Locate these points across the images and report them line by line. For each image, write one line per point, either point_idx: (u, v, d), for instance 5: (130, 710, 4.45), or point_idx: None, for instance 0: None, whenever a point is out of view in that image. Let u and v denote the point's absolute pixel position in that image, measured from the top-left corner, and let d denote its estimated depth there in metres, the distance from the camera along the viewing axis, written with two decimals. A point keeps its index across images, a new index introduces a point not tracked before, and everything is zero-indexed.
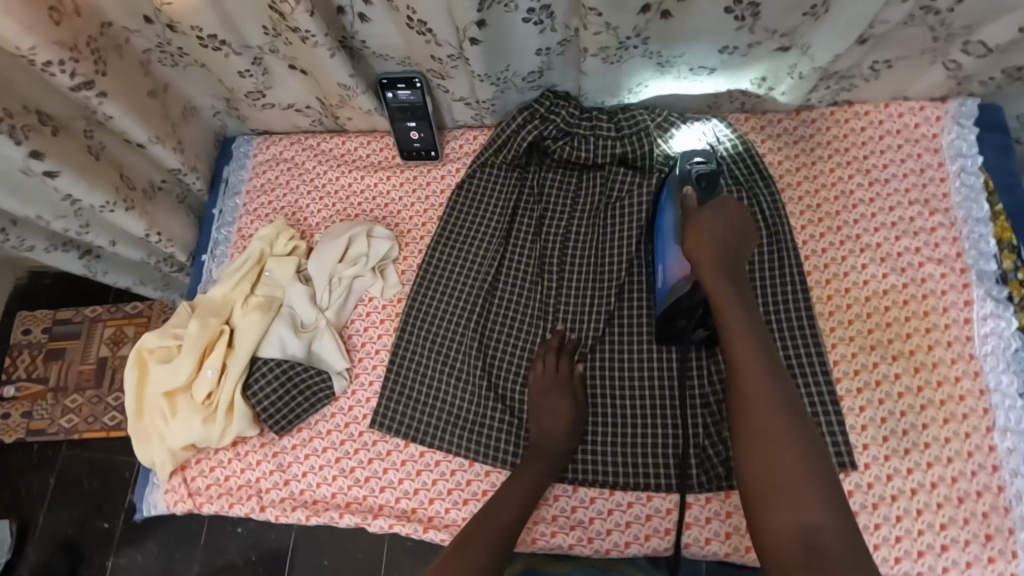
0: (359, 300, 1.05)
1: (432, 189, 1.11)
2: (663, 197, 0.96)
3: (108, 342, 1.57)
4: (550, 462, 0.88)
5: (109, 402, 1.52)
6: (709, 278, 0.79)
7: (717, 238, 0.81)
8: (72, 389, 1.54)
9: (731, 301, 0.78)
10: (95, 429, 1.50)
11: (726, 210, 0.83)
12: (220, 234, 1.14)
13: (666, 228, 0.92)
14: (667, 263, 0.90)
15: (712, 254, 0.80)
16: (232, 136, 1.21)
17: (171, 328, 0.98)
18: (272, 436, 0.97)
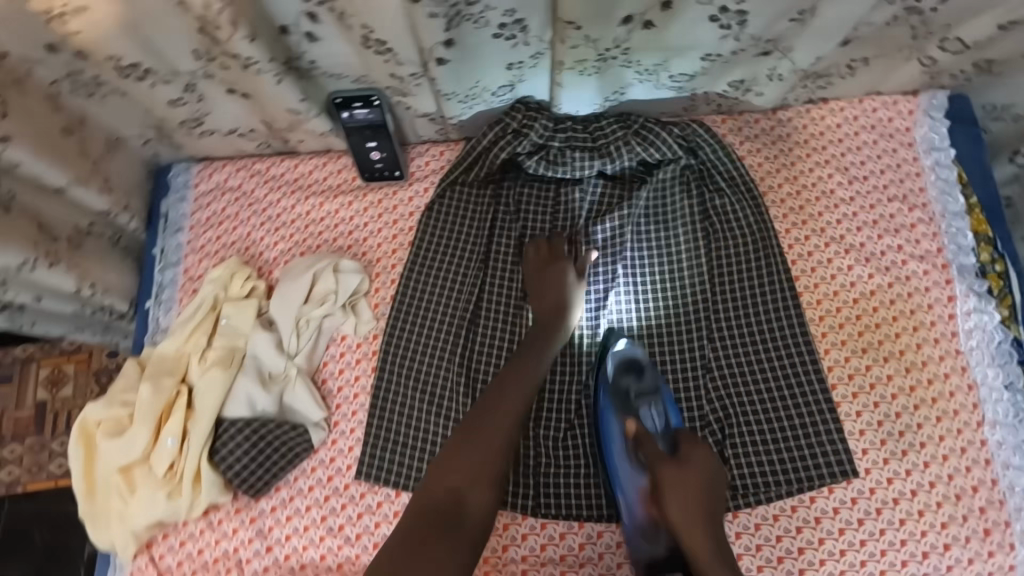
0: (331, 340, 0.96)
1: (398, 211, 1.02)
2: (600, 403, 0.89)
3: (46, 384, 1.48)
4: (551, 338, 0.88)
5: (54, 447, 1.44)
6: (678, 520, 0.76)
7: (699, 493, 0.78)
8: (9, 440, 1.44)
9: (707, 533, 0.76)
10: (41, 479, 1.41)
11: (694, 472, 0.79)
12: (164, 276, 1.03)
13: (615, 456, 0.85)
14: (626, 497, 0.83)
15: (694, 508, 0.77)
16: (166, 164, 1.08)
17: (117, 394, 0.88)
18: (247, 500, 0.89)
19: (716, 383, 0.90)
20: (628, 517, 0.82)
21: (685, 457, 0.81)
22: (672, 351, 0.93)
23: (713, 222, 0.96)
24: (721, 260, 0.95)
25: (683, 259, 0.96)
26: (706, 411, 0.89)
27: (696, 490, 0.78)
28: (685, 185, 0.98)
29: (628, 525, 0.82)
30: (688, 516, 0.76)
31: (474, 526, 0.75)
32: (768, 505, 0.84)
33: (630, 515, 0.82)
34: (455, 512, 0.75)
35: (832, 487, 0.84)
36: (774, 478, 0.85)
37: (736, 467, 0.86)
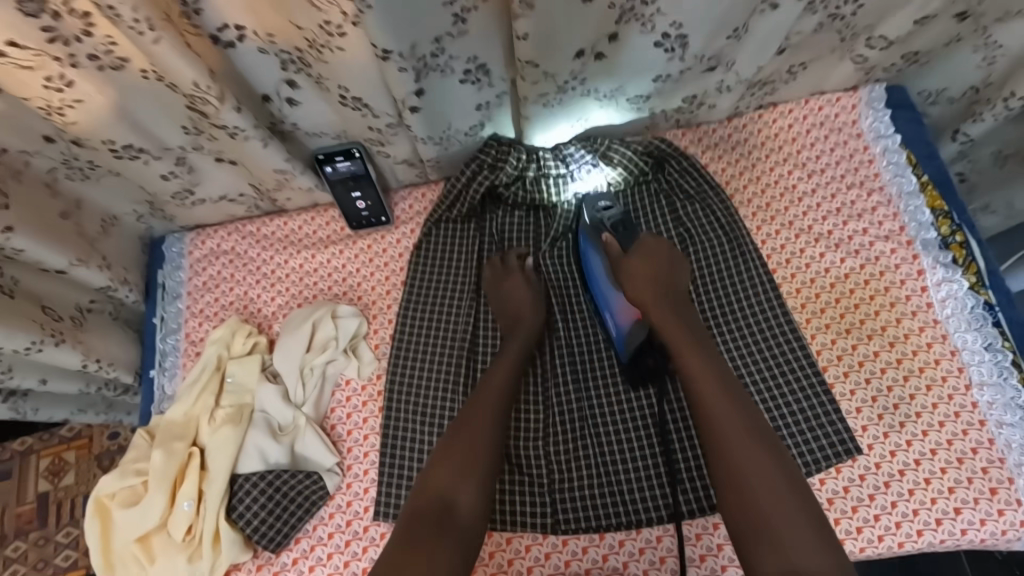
0: (336, 385, 0.98)
1: (388, 253, 1.07)
2: (580, 245, 1.00)
3: (47, 475, 1.47)
4: (523, 337, 0.94)
5: (59, 539, 1.43)
6: (692, 362, 0.83)
7: (660, 289, 0.91)
8: (14, 536, 1.44)
9: (707, 369, 0.82)
10: (48, 574, 1.42)
11: (655, 251, 0.95)
12: (166, 344, 1.05)
13: (597, 275, 0.97)
14: (612, 312, 0.95)
15: (688, 338, 0.85)
16: (160, 237, 1.13)
17: (129, 465, 0.88)
18: (268, 555, 0.89)
19: None
20: (615, 328, 0.94)
21: (640, 254, 0.95)
22: None
23: (687, 228, 1.01)
24: (701, 262, 0.99)
25: None
26: None
27: (660, 287, 0.91)
28: (656, 196, 1.03)
29: (615, 331, 0.94)
30: (644, 282, 0.92)
31: (465, 520, 0.77)
32: None
33: (616, 328, 0.94)
34: (445, 506, 0.78)
35: (839, 467, 0.86)
36: None
37: None
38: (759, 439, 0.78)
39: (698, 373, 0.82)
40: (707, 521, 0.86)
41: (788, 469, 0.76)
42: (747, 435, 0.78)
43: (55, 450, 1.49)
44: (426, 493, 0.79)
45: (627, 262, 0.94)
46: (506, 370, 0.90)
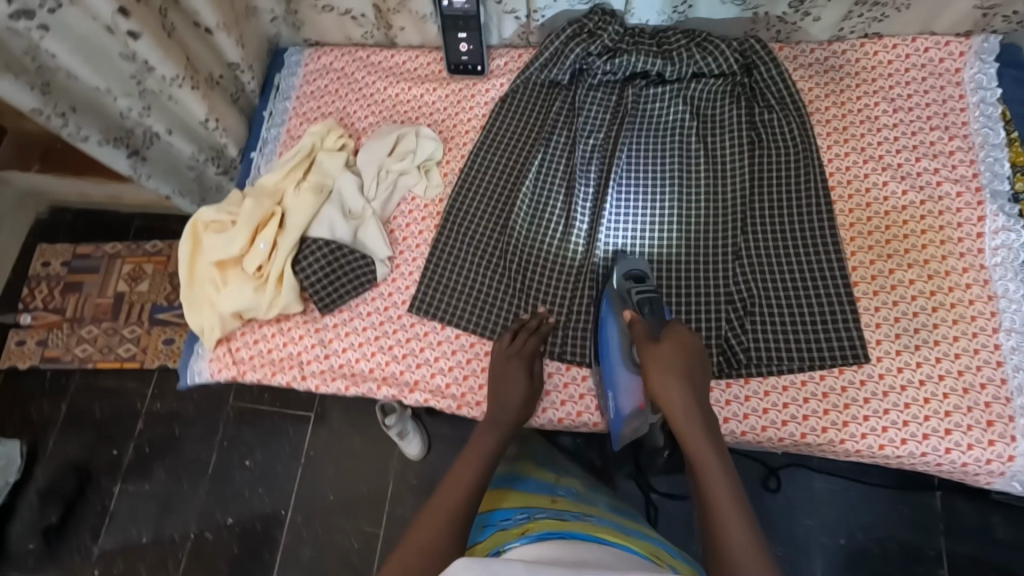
0: (403, 198, 1.10)
1: (475, 99, 1.17)
2: (601, 308, 0.99)
3: (126, 278, 1.73)
4: (498, 428, 0.91)
5: (124, 333, 1.67)
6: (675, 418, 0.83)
7: (674, 358, 0.85)
8: (88, 321, 1.69)
9: (687, 412, 0.82)
10: (109, 359, 1.65)
11: (681, 336, 0.88)
12: (270, 133, 1.20)
13: (612, 351, 0.95)
14: (617, 390, 0.94)
15: (675, 388, 0.84)
16: (284, 46, 1.27)
17: (224, 205, 1.03)
18: (316, 315, 1.03)
19: (745, 268, 0.97)
20: (614, 412, 0.94)
21: (668, 336, 0.88)
22: (706, 236, 1.01)
23: (767, 131, 1.04)
24: (764, 166, 1.03)
25: (726, 161, 1.04)
26: (732, 291, 0.96)
27: (676, 366, 0.84)
28: (738, 97, 1.07)
29: (614, 421, 0.95)
30: (661, 359, 0.86)
31: None
32: (779, 376, 0.91)
33: (616, 409, 0.94)
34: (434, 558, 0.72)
35: (842, 368, 0.90)
36: (787, 353, 0.91)
37: (754, 340, 0.93)
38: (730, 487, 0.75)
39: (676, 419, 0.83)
40: None
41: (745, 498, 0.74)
42: (717, 486, 0.75)
43: (137, 259, 1.75)
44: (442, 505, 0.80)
45: (648, 343, 0.88)
46: (495, 432, 0.91)
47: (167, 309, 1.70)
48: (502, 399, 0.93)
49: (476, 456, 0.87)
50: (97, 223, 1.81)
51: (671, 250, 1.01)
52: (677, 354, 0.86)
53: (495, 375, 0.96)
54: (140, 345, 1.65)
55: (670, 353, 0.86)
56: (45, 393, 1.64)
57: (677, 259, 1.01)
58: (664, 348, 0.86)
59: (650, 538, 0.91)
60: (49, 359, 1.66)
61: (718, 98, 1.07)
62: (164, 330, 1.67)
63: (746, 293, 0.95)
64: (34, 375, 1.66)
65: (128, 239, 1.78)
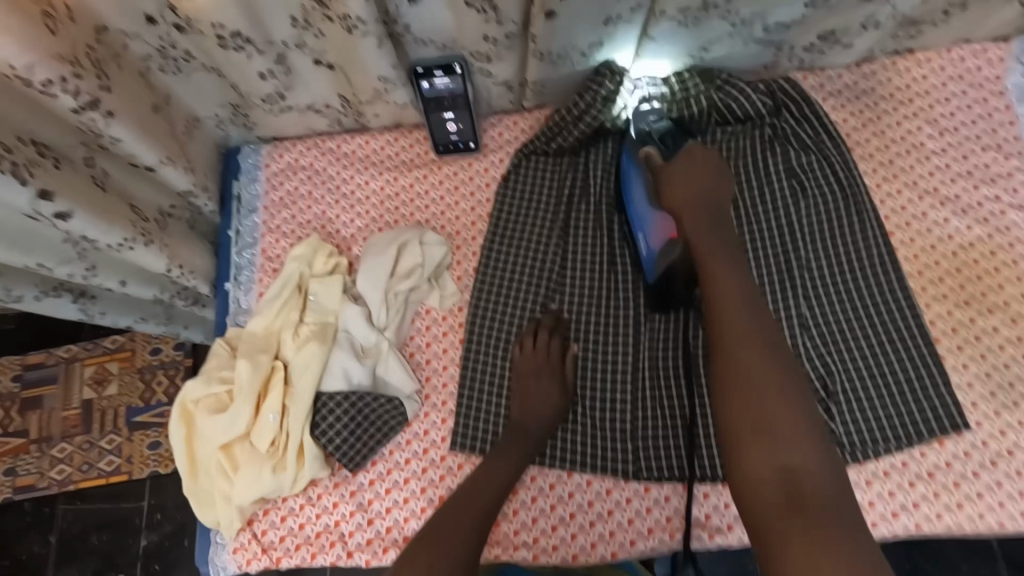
0: (416, 314, 0.96)
1: (474, 182, 1.02)
2: (622, 163, 0.96)
3: (91, 383, 1.53)
4: (522, 447, 0.86)
5: (103, 445, 1.49)
6: (692, 229, 0.84)
7: (699, 198, 0.85)
8: (59, 439, 1.50)
9: (726, 275, 0.79)
10: (90, 476, 1.48)
11: (698, 155, 0.88)
12: (242, 258, 1.03)
13: (635, 196, 0.93)
14: (645, 229, 0.91)
15: (696, 221, 0.84)
16: (236, 145, 1.08)
17: (213, 373, 0.88)
18: (346, 475, 0.88)
19: (815, 340, 0.88)
20: (647, 249, 0.91)
21: (683, 156, 0.88)
22: (764, 309, 0.91)
23: (809, 176, 0.94)
24: (813, 219, 0.93)
25: (771, 217, 0.94)
26: (807, 369, 0.87)
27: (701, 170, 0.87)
28: (769, 142, 0.96)
29: (647, 256, 0.91)
30: (684, 181, 0.86)
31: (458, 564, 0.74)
32: (876, 461, 0.83)
33: (648, 248, 0.90)
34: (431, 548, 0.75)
35: (942, 441, 0.82)
36: (880, 433, 0.83)
37: (843, 423, 0.84)
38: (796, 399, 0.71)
39: (692, 233, 0.83)
40: None
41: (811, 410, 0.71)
42: (787, 407, 0.70)
43: (97, 359, 1.54)
44: (430, 547, 0.74)
45: (670, 172, 0.88)
46: (494, 486, 0.83)
47: (143, 409, 1.51)
48: (529, 406, 0.88)
49: (491, 483, 0.83)
50: (41, 327, 1.59)
51: None
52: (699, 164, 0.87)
53: (517, 390, 0.90)
54: (124, 455, 1.48)
55: (688, 169, 0.87)
56: (27, 526, 1.48)
57: None
58: (682, 166, 0.88)
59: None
60: (23, 489, 1.48)
61: (748, 146, 0.96)
62: (146, 434, 1.48)
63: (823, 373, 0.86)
64: (10, 510, 1.49)
65: (83, 338, 1.56)
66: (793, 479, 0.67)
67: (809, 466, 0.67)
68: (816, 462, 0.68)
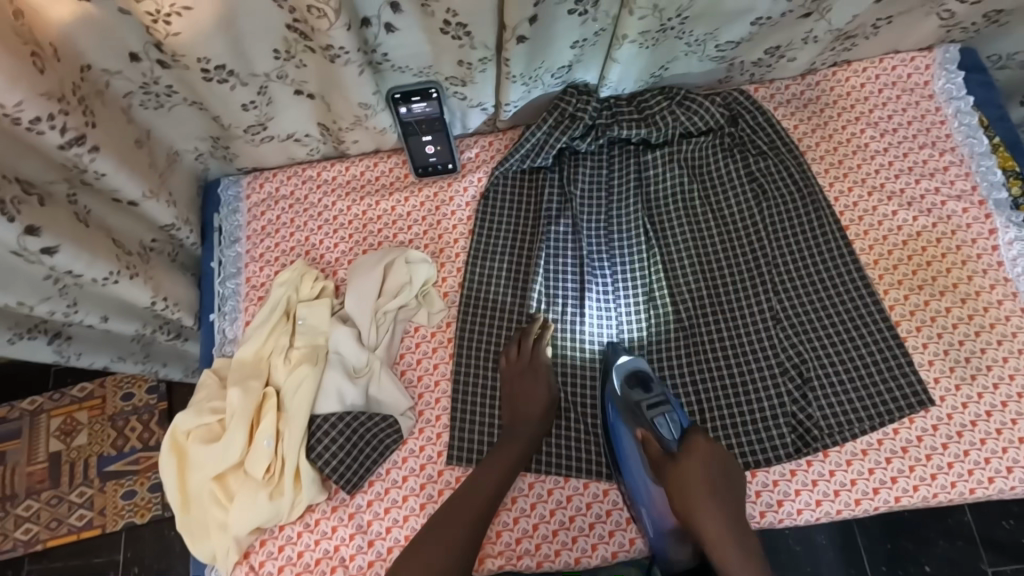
0: (405, 332, 0.97)
1: (455, 202, 1.05)
2: (609, 415, 0.90)
3: (58, 435, 1.47)
4: (522, 446, 0.88)
5: (72, 498, 1.43)
6: (715, 544, 0.79)
7: (708, 494, 0.80)
8: (24, 497, 1.44)
9: (744, 569, 0.78)
10: (61, 534, 1.41)
11: (700, 455, 0.82)
12: (227, 288, 1.02)
13: (629, 460, 0.88)
14: (649, 507, 0.87)
15: (717, 526, 0.80)
16: (215, 178, 1.09)
17: (203, 404, 0.88)
18: (343, 497, 0.88)
19: (787, 332, 0.93)
20: (654, 531, 0.87)
21: (686, 456, 0.83)
22: (737, 305, 0.96)
23: (770, 179, 1.00)
24: (775, 219, 0.99)
25: (736, 220, 1.00)
26: (783, 359, 0.92)
27: (699, 488, 0.80)
28: (729, 150, 1.02)
29: (654, 537, 0.87)
30: (691, 484, 0.81)
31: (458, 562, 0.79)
32: (854, 441, 0.87)
33: (654, 529, 0.87)
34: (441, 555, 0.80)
35: (912, 418, 0.87)
36: (855, 414, 0.88)
37: (821, 408, 0.89)
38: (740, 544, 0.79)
39: (711, 538, 0.79)
40: (783, 468, 0.87)
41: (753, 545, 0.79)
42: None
43: (65, 409, 1.49)
44: (435, 553, 0.79)
45: (671, 472, 0.83)
46: (491, 482, 0.84)
47: (115, 458, 1.45)
48: (526, 408, 0.90)
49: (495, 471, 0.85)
50: (5, 377, 1.52)
51: (709, 326, 0.96)
52: (705, 477, 0.81)
53: (507, 395, 0.92)
54: (96, 508, 1.42)
55: (692, 480, 0.81)
56: None
57: (716, 337, 0.95)
58: (682, 478, 0.82)
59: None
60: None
61: (710, 155, 1.02)
62: (120, 484, 1.43)
63: (799, 361, 0.91)
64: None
65: (49, 388, 1.51)
66: None
67: None
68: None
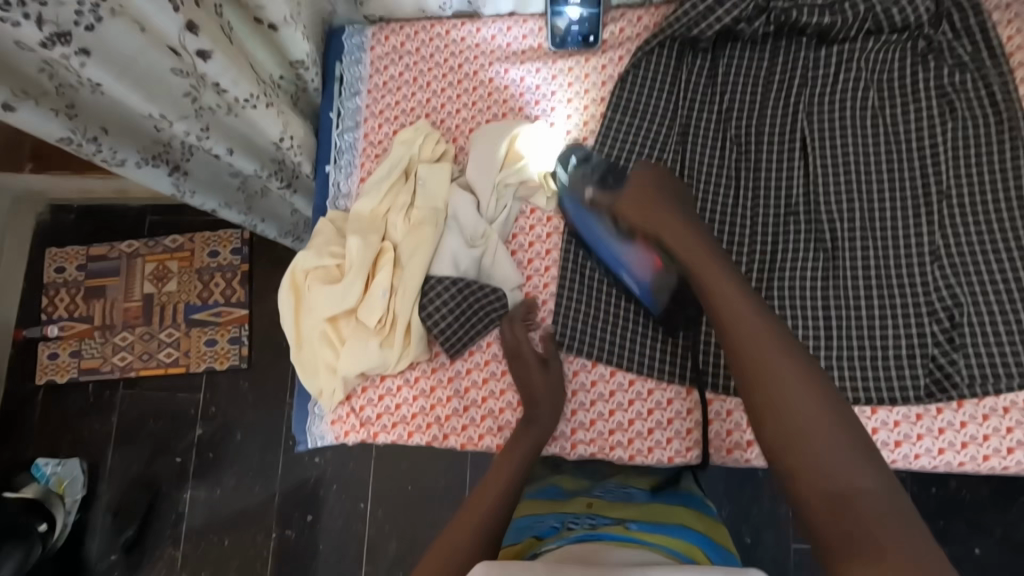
0: (520, 213, 0.94)
1: (589, 80, 0.96)
2: (576, 220, 0.89)
3: (151, 279, 1.56)
4: (525, 431, 0.81)
5: (162, 338, 1.53)
6: (749, 346, 0.69)
7: (714, 280, 0.75)
8: (121, 328, 1.55)
9: (783, 366, 0.68)
10: (151, 366, 1.53)
11: (697, 247, 0.78)
12: (344, 141, 1.00)
13: (602, 238, 0.88)
14: (629, 270, 0.87)
15: (755, 325, 0.70)
16: (340, 26, 1.04)
17: (323, 247, 0.89)
18: (444, 360, 0.89)
19: (944, 270, 0.83)
20: (638, 288, 0.87)
21: (672, 235, 0.80)
22: (888, 233, 0.86)
23: (964, 95, 0.86)
24: (959, 140, 0.85)
25: (909, 136, 0.87)
26: (931, 299, 0.83)
27: (722, 285, 0.74)
28: (920, 55, 0.88)
29: (641, 293, 0.87)
30: (701, 280, 0.75)
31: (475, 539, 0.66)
32: (996, 397, 0.80)
33: (637, 284, 0.87)
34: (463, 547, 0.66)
35: None
36: (1004, 369, 0.79)
37: (967, 357, 0.81)
38: (806, 391, 0.66)
39: (755, 355, 0.69)
40: (908, 410, 0.82)
41: (850, 423, 0.65)
42: (855, 490, 0.61)
43: (156, 257, 1.57)
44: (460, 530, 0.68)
45: (671, 244, 0.80)
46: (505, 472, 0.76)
47: (201, 307, 1.53)
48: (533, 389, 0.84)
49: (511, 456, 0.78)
50: (103, 219, 1.60)
51: (855, 251, 0.86)
52: (694, 261, 0.77)
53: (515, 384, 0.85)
54: (182, 349, 1.52)
55: (695, 260, 0.77)
56: (92, 404, 1.52)
57: (860, 264, 0.85)
58: (699, 270, 0.77)
59: (690, 532, 0.73)
60: (88, 371, 1.53)
61: (896, 57, 0.88)
62: (203, 331, 1.52)
63: (954, 302, 0.82)
64: (73, 390, 1.54)
65: (144, 235, 1.59)
66: (841, 504, 0.60)
67: (858, 484, 0.61)
68: (847, 463, 0.62)
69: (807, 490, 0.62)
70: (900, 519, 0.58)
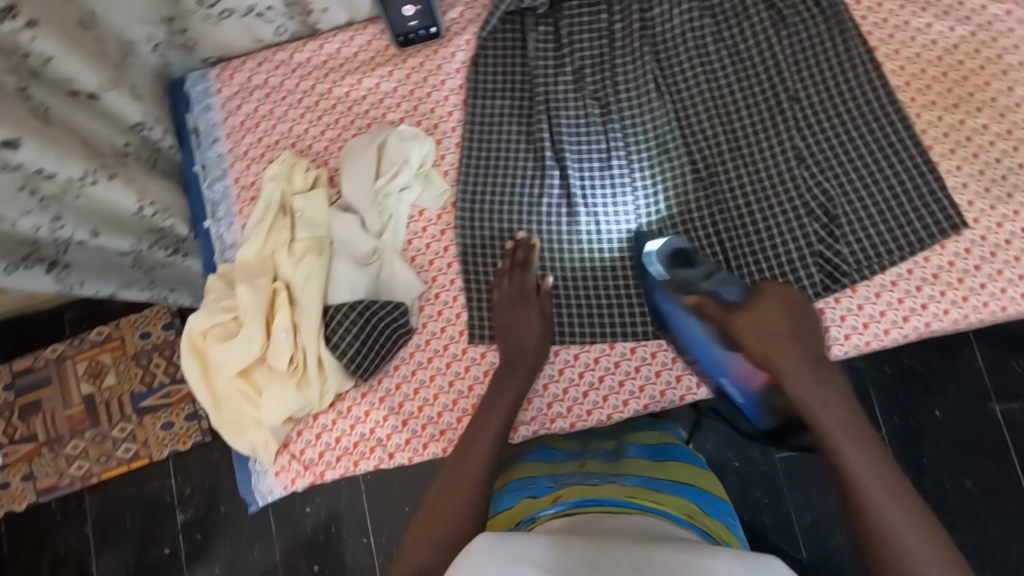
0: (410, 218, 0.93)
1: (443, 71, 0.96)
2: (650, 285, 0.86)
3: (87, 378, 1.45)
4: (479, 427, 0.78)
5: (115, 434, 1.43)
6: (802, 393, 0.74)
7: (787, 335, 0.77)
8: (69, 437, 1.43)
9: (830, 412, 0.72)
10: (113, 467, 1.42)
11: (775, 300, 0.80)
12: (216, 192, 0.97)
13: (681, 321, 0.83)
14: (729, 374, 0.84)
15: (810, 377, 0.74)
16: (182, 76, 1.00)
17: (216, 304, 0.87)
18: (370, 382, 0.88)
19: (810, 170, 0.87)
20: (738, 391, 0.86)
21: (757, 307, 0.79)
22: (756, 147, 0.89)
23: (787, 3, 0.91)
24: (793, 45, 0.90)
25: (752, 51, 0.91)
26: (806, 198, 0.87)
27: (784, 335, 0.77)
28: None
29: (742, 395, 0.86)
30: (769, 334, 0.77)
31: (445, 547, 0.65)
32: (883, 273, 0.84)
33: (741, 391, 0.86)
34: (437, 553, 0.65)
35: (943, 244, 0.83)
36: (882, 246, 0.84)
37: (851, 242, 0.85)
38: (846, 418, 0.71)
39: (807, 403, 0.73)
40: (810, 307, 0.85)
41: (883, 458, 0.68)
42: (904, 510, 0.64)
43: (88, 355, 1.47)
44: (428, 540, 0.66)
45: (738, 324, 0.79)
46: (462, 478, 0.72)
47: (148, 393, 1.44)
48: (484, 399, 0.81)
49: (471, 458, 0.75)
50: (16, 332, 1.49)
51: (729, 170, 0.89)
52: (782, 322, 0.78)
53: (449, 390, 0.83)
54: (139, 441, 1.41)
55: (773, 325, 0.78)
56: (55, 525, 1.42)
57: (737, 182, 0.88)
58: (762, 319, 0.78)
59: (680, 487, 0.74)
60: (47, 490, 1.42)
61: None
62: (156, 417, 1.42)
63: (828, 196, 0.87)
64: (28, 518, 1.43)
65: (68, 335, 1.48)
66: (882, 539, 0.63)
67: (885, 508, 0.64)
68: (892, 500, 0.65)
69: (871, 525, 0.64)
70: (932, 537, 0.62)
